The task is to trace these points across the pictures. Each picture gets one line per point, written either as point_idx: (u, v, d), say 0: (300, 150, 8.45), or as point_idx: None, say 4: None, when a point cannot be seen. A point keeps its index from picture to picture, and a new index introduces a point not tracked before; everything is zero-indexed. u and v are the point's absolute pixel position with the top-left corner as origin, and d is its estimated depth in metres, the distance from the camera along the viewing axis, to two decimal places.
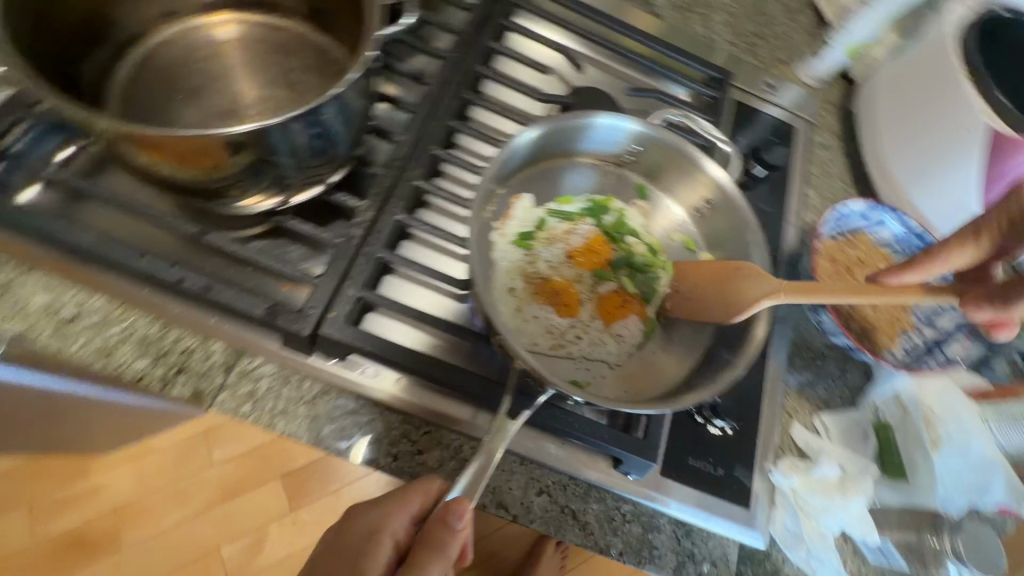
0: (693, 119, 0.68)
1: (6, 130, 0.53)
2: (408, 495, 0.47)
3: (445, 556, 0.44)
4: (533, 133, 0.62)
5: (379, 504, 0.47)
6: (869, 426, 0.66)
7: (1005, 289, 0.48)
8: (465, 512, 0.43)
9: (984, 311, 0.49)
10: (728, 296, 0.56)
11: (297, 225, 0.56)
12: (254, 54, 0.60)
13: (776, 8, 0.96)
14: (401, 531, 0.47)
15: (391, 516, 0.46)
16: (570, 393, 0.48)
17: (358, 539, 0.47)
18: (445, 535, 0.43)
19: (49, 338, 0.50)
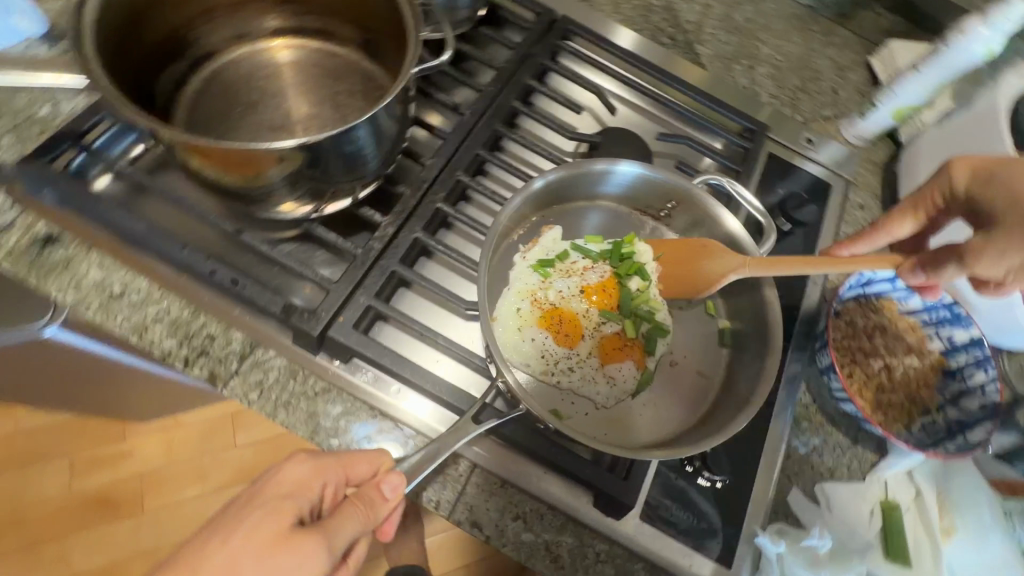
0: (734, 183, 0.65)
1: (90, 127, 0.60)
2: (353, 459, 0.45)
3: (368, 521, 0.44)
4: (557, 176, 0.62)
5: (319, 458, 0.44)
6: (876, 503, 0.62)
7: (934, 257, 0.54)
8: (400, 484, 0.45)
9: (918, 277, 0.56)
10: (695, 271, 0.62)
11: (324, 234, 0.61)
12: (308, 76, 0.66)
13: (826, 64, 0.95)
14: (328, 490, 0.44)
15: (327, 473, 0.44)
16: (543, 418, 0.50)
17: (282, 490, 0.43)
18: (380, 500, 0.44)
19: (96, 310, 0.56)
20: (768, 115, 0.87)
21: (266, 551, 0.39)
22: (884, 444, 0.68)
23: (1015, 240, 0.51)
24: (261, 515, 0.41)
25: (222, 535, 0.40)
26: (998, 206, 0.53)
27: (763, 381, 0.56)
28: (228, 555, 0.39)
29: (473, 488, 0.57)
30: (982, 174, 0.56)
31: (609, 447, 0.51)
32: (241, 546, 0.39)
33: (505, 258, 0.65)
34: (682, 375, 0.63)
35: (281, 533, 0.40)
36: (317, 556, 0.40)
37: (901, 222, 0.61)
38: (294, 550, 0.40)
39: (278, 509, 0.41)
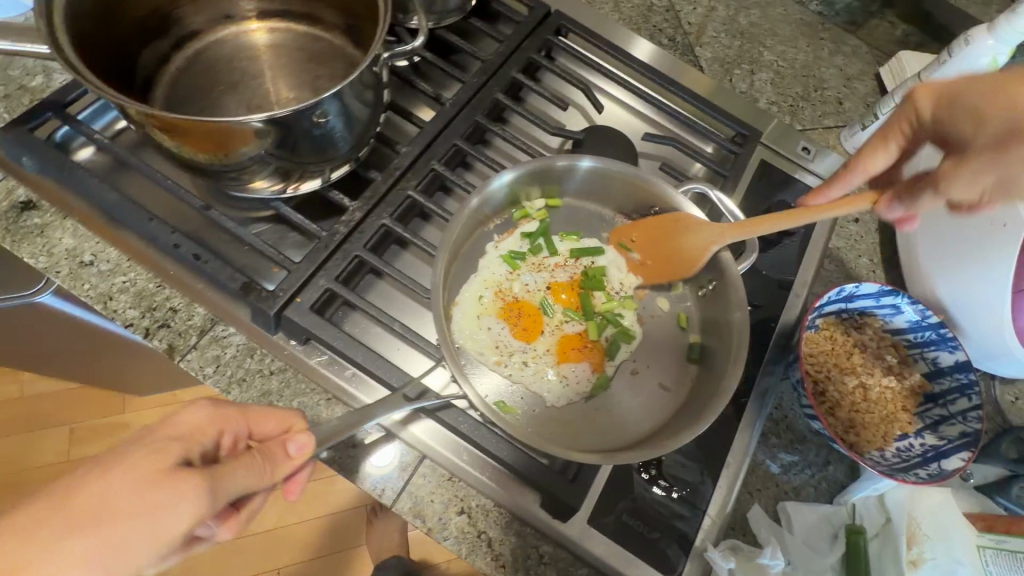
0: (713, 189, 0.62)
1: (76, 99, 0.62)
2: (257, 415, 0.46)
3: (265, 478, 0.42)
4: (521, 175, 0.61)
5: (223, 406, 0.44)
6: (841, 527, 0.60)
7: (909, 188, 0.51)
8: (308, 442, 0.45)
9: (895, 210, 0.52)
10: (676, 247, 0.61)
11: (291, 214, 0.61)
12: (289, 59, 0.67)
13: (832, 73, 0.92)
14: (224, 440, 0.43)
15: (229, 421, 0.43)
16: (478, 406, 0.49)
17: (172, 432, 0.40)
18: (283, 457, 0.44)
19: (66, 276, 0.58)
20: (764, 121, 0.84)
21: (143, 485, 0.36)
22: (856, 467, 0.65)
23: (989, 160, 0.45)
24: (145, 451, 0.38)
25: (96, 469, 0.36)
26: (965, 132, 0.47)
27: (722, 396, 0.54)
28: (104, 488, 0.35)
29: (420, 478, 0.56)
30: (947, 98, 0.48)
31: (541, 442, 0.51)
32: (118, 480, 0.36)
33: (477, 246, 0.65)
34: (642, 384, 0.61)
35: (162, 470, 0.37)
36: (200, 498, 0.37)
37: (874, 155, 0.53)
38: (172, 485, 0.36)
39: (164, 448, 0.38)
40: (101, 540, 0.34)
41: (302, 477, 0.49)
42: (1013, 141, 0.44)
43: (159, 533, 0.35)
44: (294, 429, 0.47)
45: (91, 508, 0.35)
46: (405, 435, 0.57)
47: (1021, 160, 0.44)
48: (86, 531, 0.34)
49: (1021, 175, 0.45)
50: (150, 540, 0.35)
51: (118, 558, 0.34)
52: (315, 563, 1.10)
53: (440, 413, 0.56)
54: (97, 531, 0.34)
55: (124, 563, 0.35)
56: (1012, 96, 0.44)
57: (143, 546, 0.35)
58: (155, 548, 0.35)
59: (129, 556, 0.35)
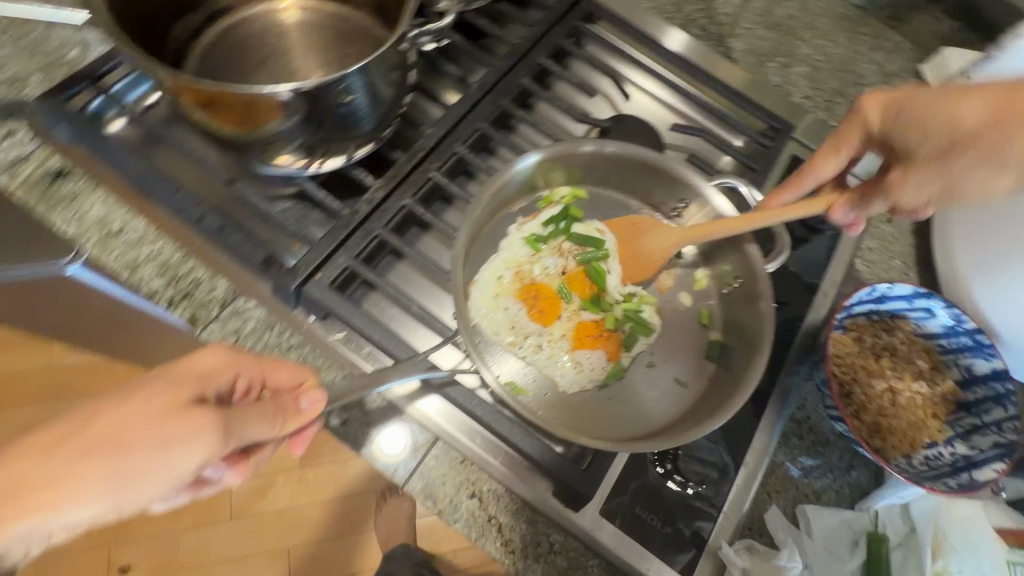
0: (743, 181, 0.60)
1: (110, 71, 0.63)
2: (273, 366, 0.47)
3: (275, 427, 0.43)
4: (544, 159, 0.60)
5: (239, 351, 0.45)
6: (862, 534, 0.58)
7: (863, 195, 0.56)
8: (319, 399, 0.45)
9: (846, 213, 0.57)
10: (635, 252, 0.63)
11: (314, 191, 0.61)
12: (317, 37, 0.67)
13: (870, 68, 0.89)
14: (239, 384, 0.44)
15: (244, 366, 0.44)
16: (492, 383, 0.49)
17: (190, 371, 0.41)
18: (294, 411, 0.44)
19: (95, 244, 0.59)
20: (797, 115, 0.82)
21: (159, 417, 0.37)
22: (881, 473, 0.63)
23: (934, 168, 0.51)
24: (164, 386, 0.39)
25: (118, 399, 0.38)
26: (909, 143, 0.53)
27: (741, 392, 0.53)
28: (121, 416, 0.37)
29: (432, 460, 0.56)
30: (892, 107, 0.54)
31: (555, 428, 0.51)
32: (136, 409, 0.37)
33: (500, 226, 0.64)
34: (659, 378, 0.60)
35: (179, 405, 0.38)
36: (212, 435, 0.38)
37: (827, 161, 0.58)
38: (188, 419, 0.37)
39: (183, 384, 0.40)
40: (114, 465, 0.35)
41: (311, 434, 0.49)
42: (952, 154, 0.50)
43: (171, 465, 0.37)
44: (308, 385, 0.47)
45: (109, 433, 0.36)
46: (410, 409, 0.56)
47: (961, 169, 0.50)
48: (102, 455, 0.35)
49: (963, 183, 0.50)
50: (162, 469, 0.37)
51: (129, 484, 0.36)
52: (325, 544, 1.11)
53: (448, 389, 0.56)
54: (111, 456, 0.36)
55: (137, 489, 0.36)
56: (944, 167, 0.50)
57: (157, 475, 0.37)
58: (165, 479, 0.37)
59: (141, 482, 0.36)
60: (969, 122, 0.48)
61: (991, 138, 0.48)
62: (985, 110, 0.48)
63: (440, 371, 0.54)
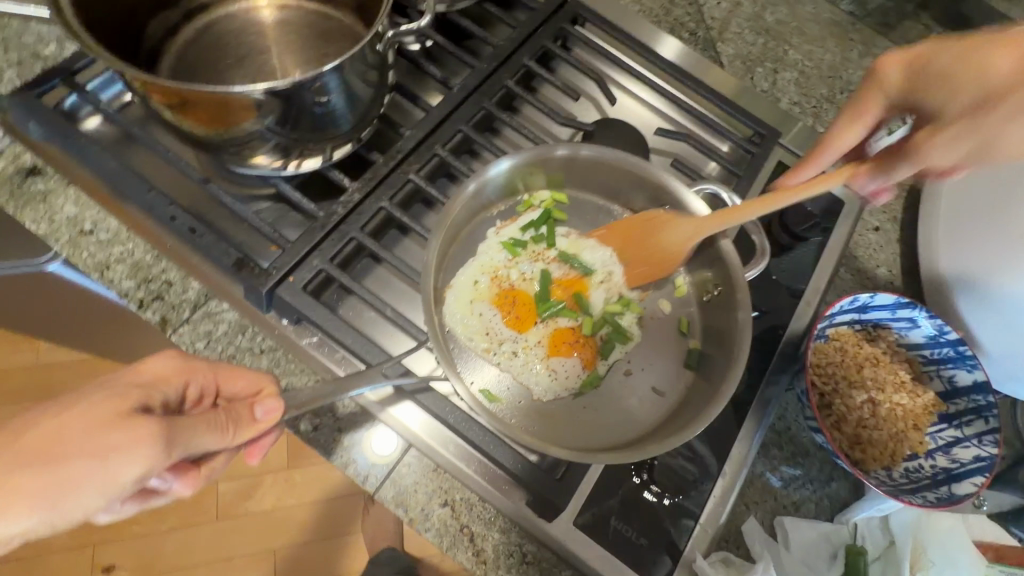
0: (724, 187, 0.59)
1: (84, 68, 0.62)
2: (228, 373, 0.46)
3: (225, 436, 0.42)
4: (522, 162, 0.60)
5: (190, 359, 0.44)
6: (840, 548, 0.57)
7: (886, 161, 0.52)
8: (274, 407, 0.44)
9: (870, 181, 0.52)
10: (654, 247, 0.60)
11: (290, 192, 0.60)
12: (296, 36, 0.66)
13: (859, 74, 0.89)
14: (190, 391, 0.44)
15: (194, 373, 0.44)
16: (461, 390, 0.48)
17: (134, 380, 0.41)
18: (247, 419, 0.43)
19: (66, 243, 0.58)
20: (784, 121, 0.81)
21: (95, 427, 0.36)
22: (861, 485, 0.62)
23: (967, 123, 0.47)
24: (105, 395, 0.38)
25: (56, 408, 0.37)
26: (938, 102, 0.50)
27: (716, 403, 0.52)
28: (57, 426, 0.36)
29: (405, 468, 0.55)
30: (915, 65, 0.51)
31: (526, 438, 0.50)
32: (73, 418, 0.36)
33: (479, 230, 0.63)
34: (637, 386, 0.59)
35: (119, 414, 0.37)
36: (154, 445, 0.37)
37: (847, 130, 0.55)
38: (126, 428, 0.36)
39: (126, 393, 0.39)
40: (49, 475, 0.35)
41: (268, 443, 0.48)
42: (985, 108, 0.46)
43: (109, 475, 0.36)
44: (264, 393, 0.46)
45: (44, 443, 0.35)
46: (383, 415, 0.55)
47: (996, 125, 0.46)
48: (36, 466, 0.35)
49: (998, 137, 0.47)
50: (100, 480, 0.36)
51: (65, 495, 0.35)
52: (312, 546, 1.10)
53: (420, 396, 0.54)
54: (46, 467, 0.35)
55: (72, 500, 0.35)
56: (971, 120, 0.47)
57: (93, 486, 0.36)
58: (102, 490, 0.36)
59: (77, 493, 0.35)
60: (1003, 71, 0.46)
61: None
62: (1016, 62, 0.46)
63: (412, 377, 0.53)
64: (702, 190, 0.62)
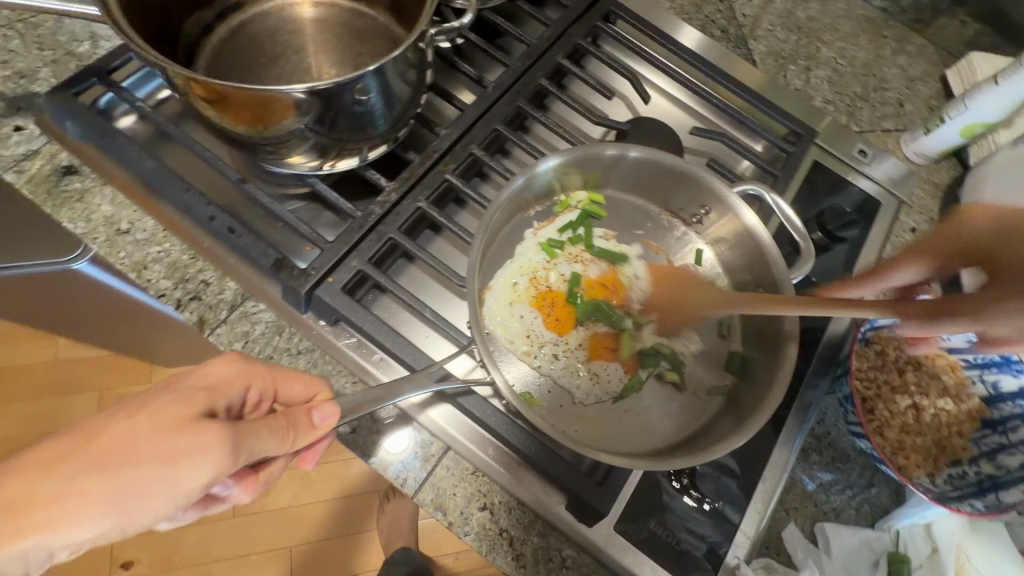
0: (768, 188, 0.58)
1: (120, 66, 0.62)
2: (285, 377, 0.46)
3: (286, 442, 0.42)
4: (563, 163, 0.59)
5: (251, 362, 0.44)
6: (883, 554, 0.57)
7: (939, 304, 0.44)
8: (331, 414, 0.44)
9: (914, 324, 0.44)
10: (686, 309, 0.60)
11: (326, 193, 0.60)
12: (331, 34, 0.65)
13: (894, 73, 0.87)
14: (250, 396, 0.44)
15: (253, 377, 0.44)
16: (509, 394, 0.48)
17: (197, 384, 0.41)
18: (307, 425, 0.43)
19: (103, 243, 0.58)
20: (818, 120, 0.80)
21: (164, 432, 0.37)
22: (902, 491, 0.61)
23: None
24: (171, 398, 0.39)
25: (125, 410, 0.37)
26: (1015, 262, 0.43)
27: (761, 410, 0.52)
28: (127, 429, 0.36)
29: (443, 470, 0.55)
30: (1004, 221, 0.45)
31: (574, 440, 0.49)
32: (142, 422, 0.37)
33: (514, 230, 0.63)
34: (675, 390, 0.59)
35: (186, 418, 0.38)
36: (220, 450, 0.37)
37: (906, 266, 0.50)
38: (194, 434, 0.37)
39: (191, 397, 0.39)
40: (118, 482, 0.35)
41: (322, 448, 0.48)
42: None
43: (177, 481, 0.36)
44: (318, 399, 0.47)
45: (113, 447, 0.36)
46: (421, 417, 0.55)
47: None
48: (105, 471, 0.35)
49: None
50: (169, 486, 0.36)
51: (134, 501, 0.35)
52: (326, 545, 1.10)
53: (461, 399, 0.54)
54: (113, 472, 0.35)
55: (143, 505, 0.36)
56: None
57: (163, 491, 0.36)
58: (171, 495, 0.36)
59: (147, 498, 0.36)
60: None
61: None
62: None
63: (454, 382, 0.52)
64: (742, 190, 0.60)
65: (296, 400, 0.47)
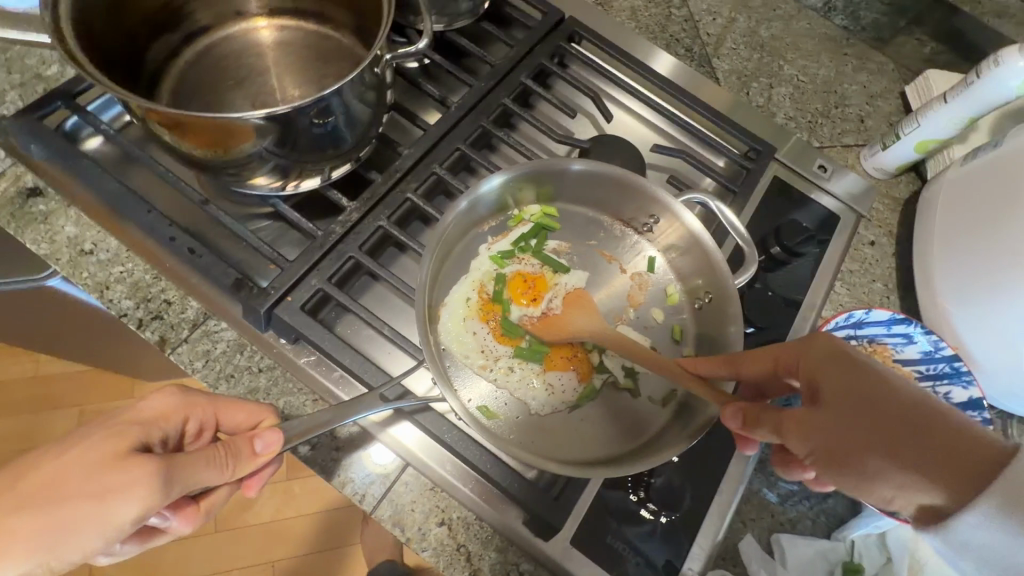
0: (717, 203, 0.60)
1: (86, 90, 0.63)
2: (227, 406, 0.47)
3: (224, 472, 0.43)
4: (513, 177, 0.61)
5: (190, 394, 0.45)
6: (839, 564, 0.58)
7: (758, 412, 0.48)
8: (273, 440, 0.44)
9: (734, 421, 0.49)
10: (560, 327, 0.60)
11: (288, 212, 0.61)
12: (296, 57, 0.67)
13: (855, 90, 0.89)
14: (190, 426, 0.45)
15: (191, 410, 0.45)
16: (457, 409, 0.49)
17: (132, 420, 0.42)
18: (249, 454, 0.44)
19: (66, 264, 0.59)
20: (780, 136, 0.82)
21: (95, 470, 0.37)
22: (858, 502, 0.62)
23: (827, 428, 0.43)
24: (104, 435, 0.40)
25: (60, 447, 0.39)
26: (830, 389, 0.44)
27: (708, 420, 0.53)
28: (58, 467, 0.38)
29: (401, 486, 0.55)
30: (837, 358, 0.45)
31: (522, 453, 0.50)
32: (73, 460, 0.38)
33: (471, 245, 0.64)
34: (630, 400, 0.60)
35: (118, 454, 0.39)
36: (151, 485, 0.38)
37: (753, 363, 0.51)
38: (124, 470, 0.38)
39: (125, 431, 0.40)
40: (48, 518, 0.36)
41: (266, 474, 0.49)
42: (874, 422, 0.41)
43: (109, 515, 0.37)
44: (264, 425, 0.47)
45: (42, 486, 0.37)
46: (383, 436, 0.56)
47: (866, 453, 0.41)
48: (32, 509, 0.36)
49: (865, 466, 0.41)
50: (99, 521, 0.37)
51: (65, 538, 0.36)
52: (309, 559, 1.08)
53: (418, 416, 0.55)
54: (42, 509, 0.36)
55: (69, 543, 0.36)
56: (854, 466, 0.42)
57: (93, 527, 0.37)
58: (102, 531, 0.37)
59: (74, 536, 0.36)
60: (893, 395, 0.41)
61: (879, 434, 0.41)
62: (870, 398, 0.42)
63: (410, 399, 0.53)
64: (689, 199, 0.62)
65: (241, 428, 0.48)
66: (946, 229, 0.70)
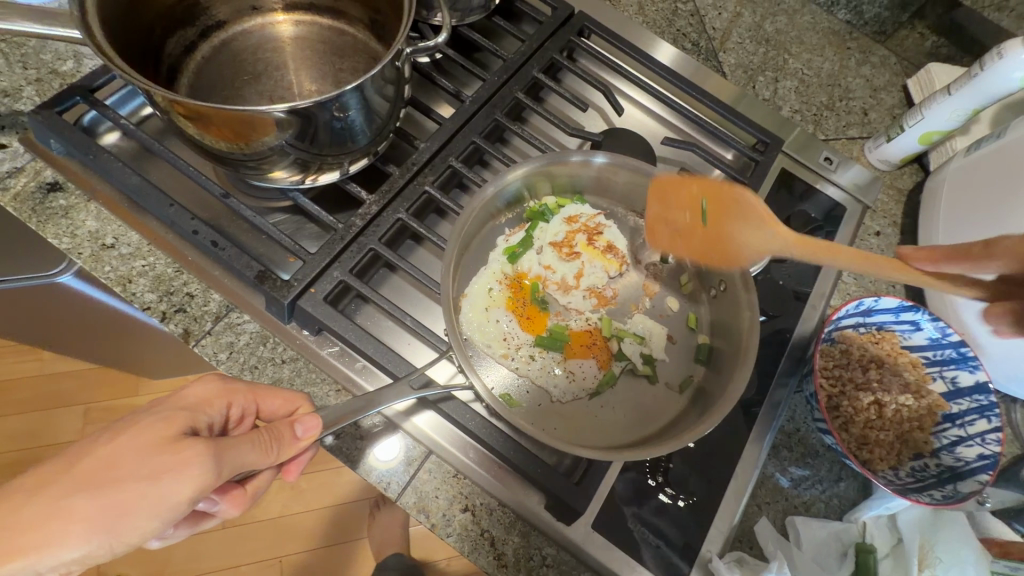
0: None
1: (104, 84, 0.63)
2: (266, 393, 0.48)
3: (267, 456, 0.44)
4: (530, 171, 0.62)
5: (230, 381, 0.47)
6: (850, 544, 0.58)
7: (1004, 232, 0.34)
8: (312, 425, 0.46)
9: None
10: (726, 250, 0.58)
11: (308, 205, 0.62)
12: (312, 52, 0.68)
13: (858, 83, 0.91)
14: (232, 413, 0.46)
15: (234, 396, 0.46)
16: (484, 397, 0.50)
17: (180, 406, 0.43)
18: (290, 438, 0.45)
19: (88, 258, 0.59)
20: (786, 129, 0.83)
21: (147, 452, 0.39)
22: (868, 485, 0.64)
23: None
24: (154, 419, 0.41)
25: (112, 433, 0.40)
26: None
27: (724, 405, 0.55)
28: (111, 451, 0.39)
29: (425, 474, 0.56)
30: None
31: (549, 438, 0.51)
32: (125, 444, 0.39)
33: (488, 237, 0.65)
34: (648, 387, 0.61)
35: (169, 437, 0.40)
36: (201, 466, 0.39)
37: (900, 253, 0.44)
38: (176, 451, 0.39)
39: (174, 417, 0.42)
40: (102, 503, 0.37)
41: (304, 459, 0.50)
42: None
43: (162, 496, 0.38)
44: (301, 412, 0.49)
45: (96, 470, 0.38)
46: (406, 425, 0.57)
47: None
48: (89, 492, 0.37)
49: None
50: (152, 501, 0.38)
51: (122, 518, 0.37)
52: None
53: (442, 405, 0.56)
54: (99, 492, 0.37)
55: (127, 523, 0.38)
56: None
57: (148, 508, 0.38)
58: (156, 511, 0.38)
59: (129, 516, 0.38)
60: None
61: None
62: None
63: (435, 388, 0.53)
64: None
65: (279, 415, 0.49)
66: (950, 220, 0.72)
